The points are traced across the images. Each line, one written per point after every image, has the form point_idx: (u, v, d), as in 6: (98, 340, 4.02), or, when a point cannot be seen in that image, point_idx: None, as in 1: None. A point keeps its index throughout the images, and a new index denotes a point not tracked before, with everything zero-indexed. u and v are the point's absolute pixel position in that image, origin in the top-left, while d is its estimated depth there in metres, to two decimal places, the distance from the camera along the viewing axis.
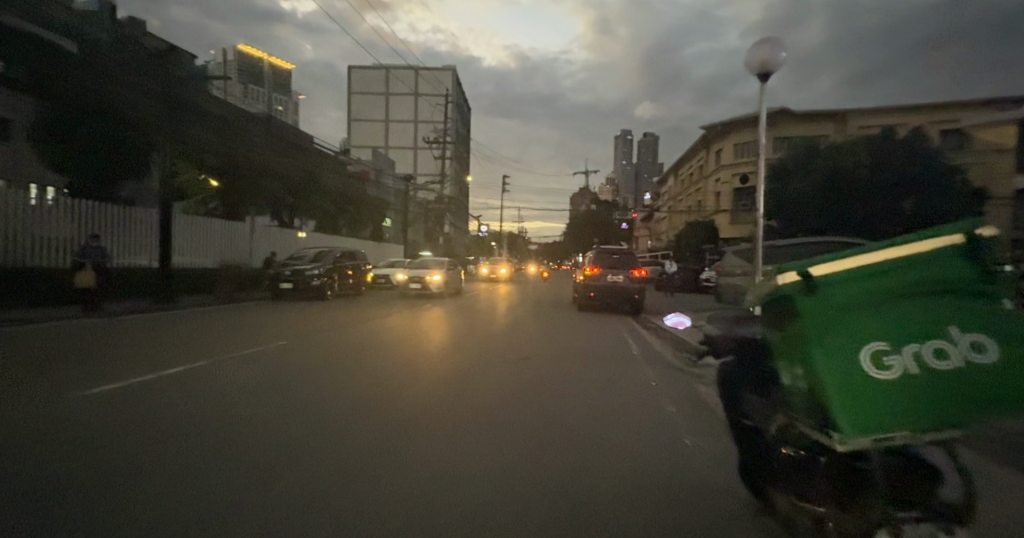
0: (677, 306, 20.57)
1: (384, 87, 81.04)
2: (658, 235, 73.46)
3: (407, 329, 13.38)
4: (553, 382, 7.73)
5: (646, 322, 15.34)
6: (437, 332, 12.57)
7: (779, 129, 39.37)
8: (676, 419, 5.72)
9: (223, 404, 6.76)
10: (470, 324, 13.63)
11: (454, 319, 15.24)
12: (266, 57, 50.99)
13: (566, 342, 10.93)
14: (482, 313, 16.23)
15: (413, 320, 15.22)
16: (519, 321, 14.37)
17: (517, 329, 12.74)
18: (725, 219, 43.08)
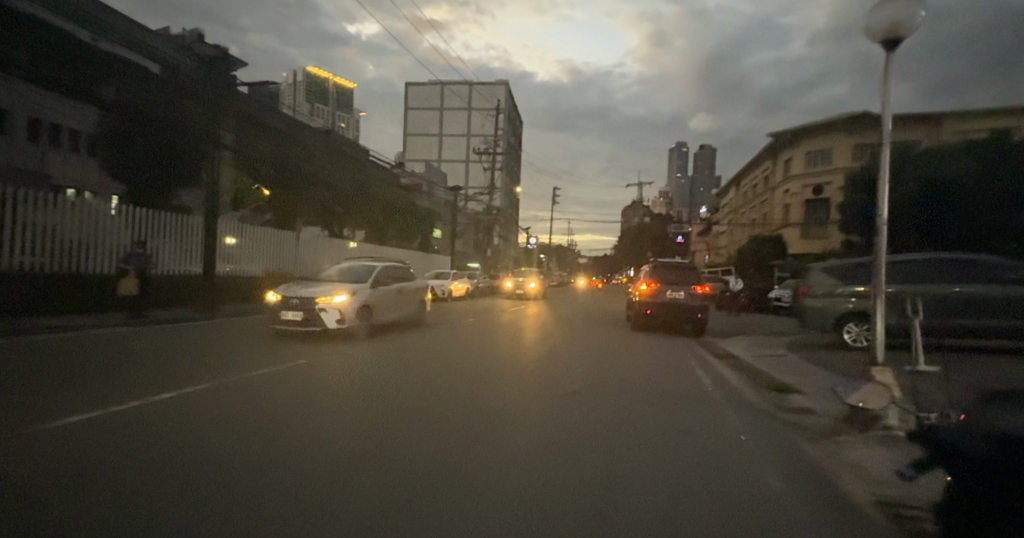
0: (744, 327, 18.61)
1: (439, 102, 82.38)
2: (718, 250, 69.78)
3: (447, 343, 12.39)
4: (617, 411, 6.41)
5: (712, 345, 13.69)
6: (479, 348, 11.52)
7: (858, 136, 36.14)
8: (777, 473, 4.33)
9: (243, 413, 5.94)
10: (515, 342, 12.50)
11: (499, 335, 14.15)
12: (330, 76, 53.04)
13: (624, 365, 9.58)
14: (529, 332, 15.04)
15: (455, 333, 14.20)
16: (569, 341, 13.13)
17: (568, 349, 11.49)
18: (794, 233, 39.91)
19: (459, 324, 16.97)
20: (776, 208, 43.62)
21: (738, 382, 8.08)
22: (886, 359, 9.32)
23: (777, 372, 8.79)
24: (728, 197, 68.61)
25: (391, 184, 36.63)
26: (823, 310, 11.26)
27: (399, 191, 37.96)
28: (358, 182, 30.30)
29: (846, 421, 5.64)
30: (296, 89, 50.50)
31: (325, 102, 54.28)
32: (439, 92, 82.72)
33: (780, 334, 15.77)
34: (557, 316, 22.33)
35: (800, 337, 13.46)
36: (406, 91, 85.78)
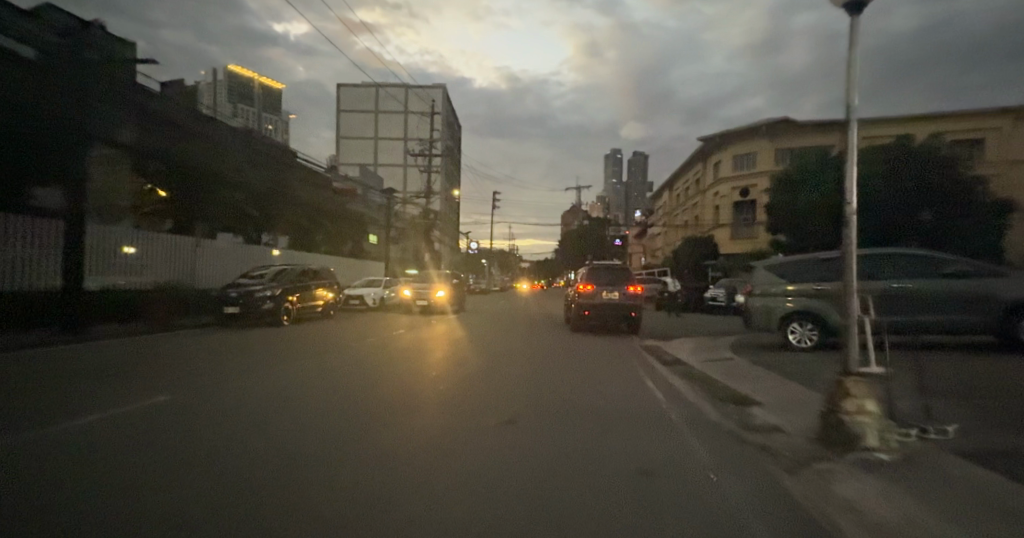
0: (683, 328, 18.42)
1: (373, 104, 79.29)
2: (653, 251, 71.71)
3: (368, 360, 10.87)
4: (559, 434, 5.42)
5: (655, 349, 13.09)
6: (404, 366, 10.08)
7: (780, 140, 37.90)
8: (759, 517, 3.43)
9: (66, 461, 4.39)
10: (446, 358, 11.16)
11: (431, 347, 12.81)
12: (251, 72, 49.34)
13: (564, 380, 8.55)
14: (466, 344, 13.78)
15: (382, 348, 12.71)
16: (508, 354, 11.96)
17: (504, 364, 10.33)
18: (725, 233, 41.31)
19: (392, 336, 15.49)
20: (707, 210, 45.00)
21: (690, 395, 7.33)
22: (833, 361, 8.99)
23: (729, 380, 8.20)
24: (661, 200, 70.72)
25: (317, 187, 34.23)
26: (767, 311, 10.89)
27: (327, 195, 35.61)
28: (278, 185, 27.87)
29: (819, 442, 4.96)
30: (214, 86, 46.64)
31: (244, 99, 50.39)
32: (373, 93, 79.65)
33: (720, 335, 15.58)
34: (495, 324, 21.29)
35: (741, 339, 13.20)
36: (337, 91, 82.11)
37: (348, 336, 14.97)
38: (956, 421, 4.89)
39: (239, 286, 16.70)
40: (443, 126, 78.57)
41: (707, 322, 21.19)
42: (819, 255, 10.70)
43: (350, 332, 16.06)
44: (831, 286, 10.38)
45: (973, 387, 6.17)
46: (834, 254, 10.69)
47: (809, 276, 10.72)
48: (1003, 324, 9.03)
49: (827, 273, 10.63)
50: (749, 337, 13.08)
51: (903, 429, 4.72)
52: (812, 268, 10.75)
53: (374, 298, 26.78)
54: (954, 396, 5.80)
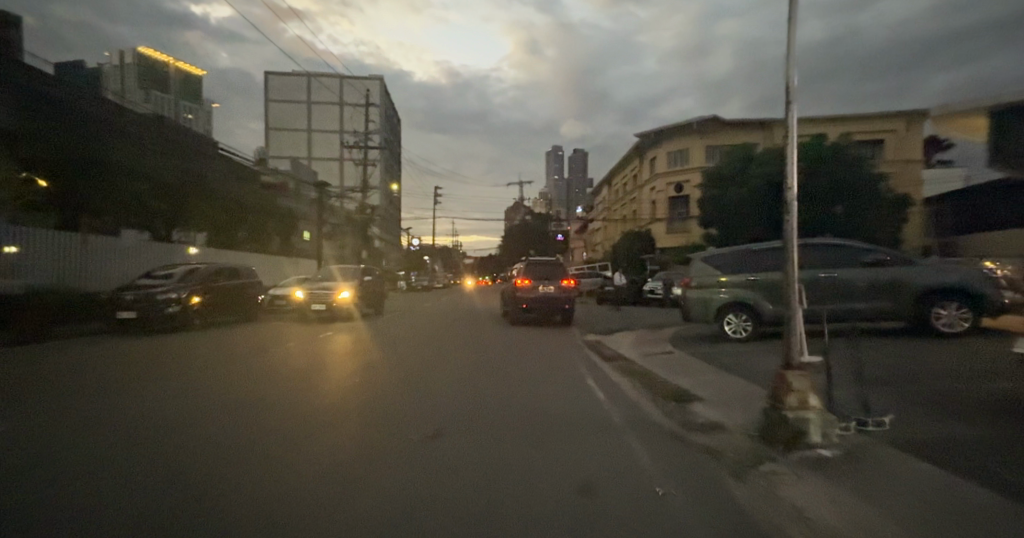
0: (623, 321, 18.50)
1: (305, 94, 75.40)
2: (594, 246, 73.06)
3: (289, 368, 9.86)
4: (492, 444, 4.92)
5: (595, 345, 12.91)
6: (327, 374, 9.17)
7: (710, 138, 39.40)
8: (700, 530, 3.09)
9: None
10: (378, 365, 10.32)
11: (364, 353, 11.92)
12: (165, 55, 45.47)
13: (502, 385, 8.01)
14: (402, 348, 13.00)
15: (309, 354, 11.68)
16: (445, 358, 11.29)
17: (441, 370, 9.65)
18: (661, 228, 42.52)
19: (322, 340, 14.45)
20: (644, 205, 46.14)
21: (630, 392, 7.08)
22: (766, 351, 9.07)
23: (668, 374, 8.06)
24: (600, 196, 72.01)
25: (241, 181, 31.86)
26: (704, 303, 10.96)
27: (252, 190, 33.26)
28: (194, 178, 25.67)
29: (760, 439, 4.77)
30: None
31: None
32: (305, 83, 75.73)
33: (659, 328, 15.73)
34: (434, 324, 20.56)
35: (678, 331, 13.32)
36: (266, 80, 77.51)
37: (272, 341, 13.81)
38: (891, 410, 4.82)
39: (136, 289, 14.97)
40: (381, 120, 76.10)
41: (646, 315, 21.52)
42: (752, 246, 10.83)
43: (274, 336, 14.86)
44: (764, 276, 10.55)
45: (897, 374, 6.26)
46: (766, 245, 10.85)
47: (743, 267, 10.85)
48: (916, 312, 9.31)
49: (759, 265, 10.76)
50: (686, 329, 13.21)
51: (842, 423, 4.58)
52: (745, 259, 10.87)
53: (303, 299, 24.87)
54: (883, 384, 5.83)
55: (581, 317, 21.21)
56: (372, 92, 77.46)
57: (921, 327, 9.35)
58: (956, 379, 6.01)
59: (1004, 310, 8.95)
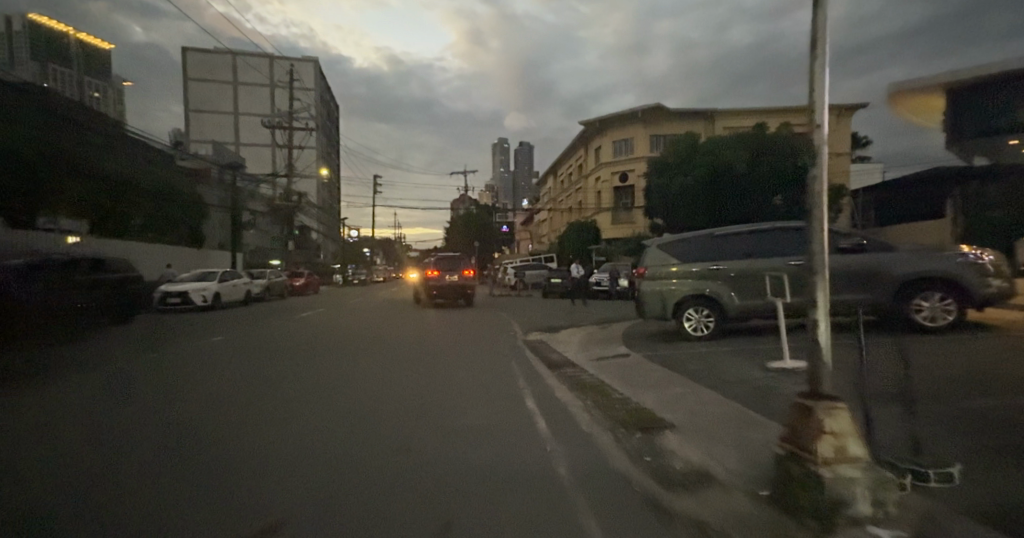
0: (572, 317, 17.04)
1: (231, 74, 69.19)
2: (540, 237, 72.03)
3: (160, 421, 7.75)
4: (380, 519, 3.11)
5: (539, 347, 11.25)
6: (208, 426, 7.18)
7: (656, 127, 38.78)
8: None
9: None
10: (281, 406, 8.39)
11: (270, 391, 9.91)
12: None
13: (426, 419, 6.34)
14: (319, 376, 11.09)
15: (198, 399, 9.53)
16: (370, 385, 9.53)
17: (358, 405, 7.88)
18: (606, 218, 41.78)
19: (223, 374, 12.22)
20: (589, 195, 45.30)
21: (580, 417, 5.49)
22: (735, 352, 7.71)
23: (626, 388, 6.53)
24: (546, 187, 71.03)
25: (138, 161, 27.91)
26: (661, 298, 9.58)
27: (154, 173, 29.31)
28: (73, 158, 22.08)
29: (773, 504, 3.19)
30: None
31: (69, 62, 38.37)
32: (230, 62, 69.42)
33: (608, 325, 14.40)
34: (363, 330, 18.31)
35: (630, 328, 11.95)
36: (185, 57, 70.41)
37: (159, 382, 11.49)
38: (962, 460, 3.33)
39: None
40: (315, 104, 71.24)
41: (593, 310, 20.34)
42: (714, 232, 9.45)
43: (161, 373, 12.49)
44: (726, 267, 9.22)
45: (910, 390, 4.99)
46: (730, 230, 9.49)
47: (703, 256, 9.48)
48: (897, 308, 8.31)
49: (727, 253, 9.36)
50: (639, 327, 11.87)
51: (905, 481, 3.03)
52: (706, 247, 9.49)
53: (203, 295, 20.63)
54: (902, 408, 4.50)
55: (525, 312, 19.67)
56: (306, 74, 72.36)
57: (901, 324, 8.37)
58: (978, 396, 4.79)
59: (988, 303, 8.02)
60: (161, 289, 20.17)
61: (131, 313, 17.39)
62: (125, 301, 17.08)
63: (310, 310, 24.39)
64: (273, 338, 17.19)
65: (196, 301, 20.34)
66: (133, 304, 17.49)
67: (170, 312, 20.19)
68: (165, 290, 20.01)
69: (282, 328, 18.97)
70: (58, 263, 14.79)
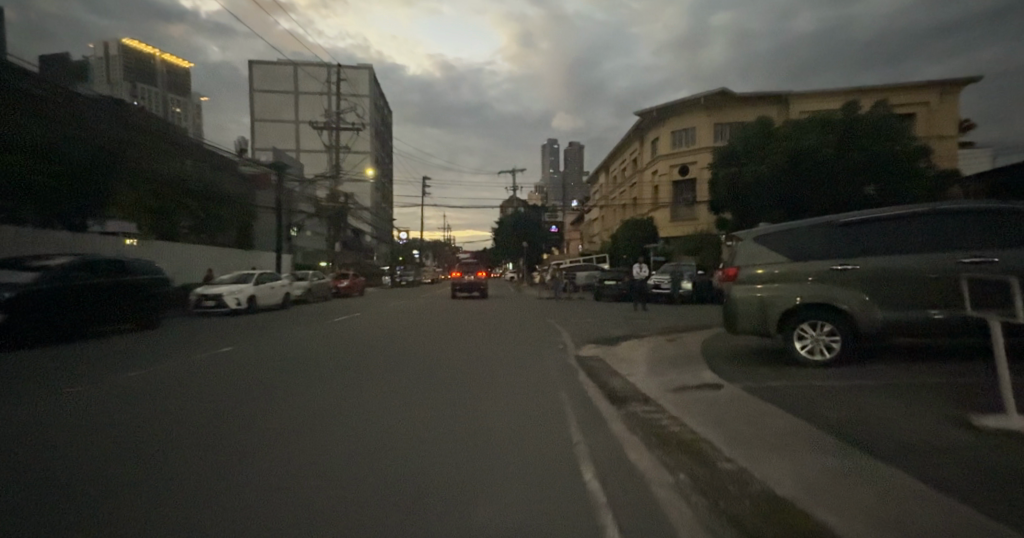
0: (631, 326, 14.81)
1: (292, 84, 71.28)
2: (591, 237, 69.31)
3: (150, 436, 6.54)
4: None
5: (596, 365, 9.11)
6: (195, 445, 5.87)
7: (721, 114, 35.44)
8: None
9: None
10: (290, 423, 6.99)
11: (289, 402, 8.64)
12: (159, 50, 36.86)
13: (451, 461, 4.64)
14: (348, 386, 9.74)
15: (209, 410, 8.37)
16: (398, 400, 8.01)
17: (376, 428, 6.32)
18: (664, 215, 38.76)
19: (251, 381, 11.17)
20: (645, 191, 42.40)
21: (671, 504, 3.38)
22: (894, 392, 5.26)
23: (731, 449, 4.36)
24: (597, 184, 68.22)
25: (189, 163, 27.93)
26: (761, 307, 7.18)
27: (204, 175, 29.36)
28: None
29: None
30: (138, 74, 35.54)
31: (181, 91, 40.51)
32: (292, 72, 71.49)
33: (677, 336, 12.12)
34: (402, 337, 16.94)
35: (706, 345, 9.63)
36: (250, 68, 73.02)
37: (181, 390, 10.51)
38: None
39: None
40: (369, 110, 72.04)
41: (654, 317, 17.99)
42: (835, 220, 7.05)
43: (182, 380, 11.48)
44: (860, 265, 6.78)
45: None
46: (857, 216, 7.06)
47: (822, 251, 7.06)
48: None
49: (856, 246, 6.91)
50: (719, 344, 9.54)
51: None
52: (823, 240, 7.07)
53: (238, 298, 19.65)
54: None
55: (576, 319, 17.55)
56: (361, 82, 73.32)
57: None
58: None
59: None
60: (197, 291, 19.40)
61: (156, 318, 16.46)
62: (151, 306, 16.16)
63: (349, 313, 23.36)
64: (303, 344, 16.02)
65: (231, 305, 19.36)
66: (160, 308, 16.57)
67: (206, 315, 19.40)
68: (201, 293, 19.21)
69: (316, 334, 17.82)
70: (63, 276, 13.45)
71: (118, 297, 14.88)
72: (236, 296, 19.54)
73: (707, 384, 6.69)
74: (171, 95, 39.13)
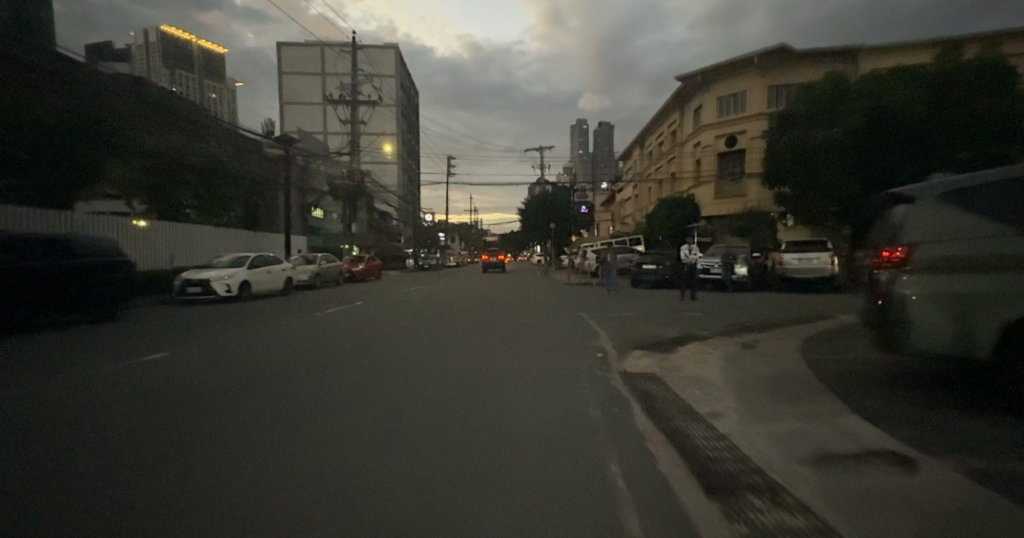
0: (686, 324, 11.97)
1: (320, 65, 69.36)
2: (623, 218, 65.54)
3: (70, 442, 5.12)
4: None
5: (653, 389, 6.29)
6: (108, 458, 4.39)
7: (777, 77, 31.52)
8: None
9: None
10: (251, 434, 5.40)
11: (272, 401, 7.16)
12: (197, 37, 35.08)
13: (428, 532, 2.76)
14: (349, 384, 8.13)
15: (178, 407, 6.96)
16: (397, 410, 6.29)
17: (347, 452, 4.59)
18: (707, 191, 35.10)
19: (245, 372, 9.74)
20: (685, 166, 38.69)
21: None
22: None
23: None
24: (630, 162, 64.30)
25: (198, 138, 26.12)
26: (955, 311, 4.46)
27: (214, 150, 27.63)
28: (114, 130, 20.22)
29: None
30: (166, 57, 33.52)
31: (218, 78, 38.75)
32: (320, 53, 69.49)
33: (755, 341, 9.21)
34: (411, 329, 14.56)
35: (818, 365, 6.62)
36: (278, 50, 71.35)
37: (146, 384, 8.74)
38: None
39: None
40: (398, 91, 69.55)
41: (711, 309, 15.02)
42: None
43: (143, 372, 9.61)
44: None
45: None
46: None
47: None
48: None
49: None
50: (838, 365, 6.53)
51: None
52: None
53: (228, 284, 17.44)
54: None
55: (614, 312, 14.67)
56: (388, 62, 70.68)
57: None
58: None
59: None
60: (182, 276, 17.28)
61: (116, 308, 14.28)
62: (108, 293, 13.97)
63: (357, 300, 21.08)
64: (294, 336, 13.81)
65: (220, 292, 17.17)
66: (121, 295, 14.38)
67: (193, 303, 17.26)
68: (186, 278, 17.07)
69: (311, 324, 15.56)
70: None
71: (70, 283, 12.87)
72: (225, 282, 17.31)
73: (872, 444, 3.91)
74: (207, 81, 37.44)
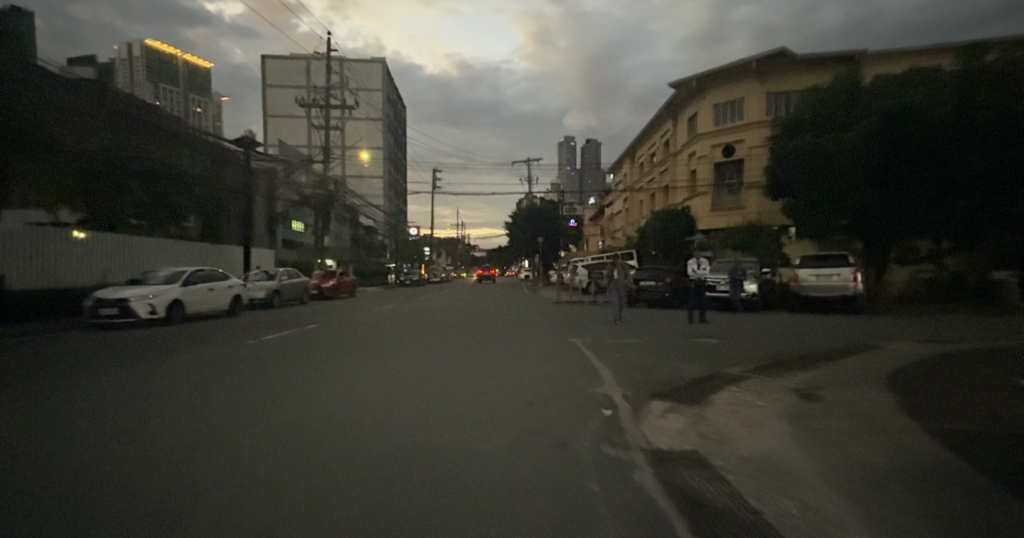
0: (711, 358, 9.50)
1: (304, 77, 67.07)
2: (612, 233, 63.46)
3: None
4: None
5: (706, 490, 3.83)
6: None
7: (776, 84, 29.97)
8: None
9: None
10: (106, 480, 3.78)
11: (166, 436, 5.49)
12: (182, 50, 32.45)
13: None
14: (283, 418, 6.46)
15: (27, 443, 5.20)
16: (313, 459, 4.59)
17: (190, 518, 2.90)
18: (703, 203, 33.05)
19: (158, 400, 7.83)
20: (679, 177, 36.77)
21: None
22: None
23: None
24: (620, 176, 62.62)
25: (155, 141, 23.24)
26: None
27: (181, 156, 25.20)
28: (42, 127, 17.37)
29: None
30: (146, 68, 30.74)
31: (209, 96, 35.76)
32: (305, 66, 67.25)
33: (814, 390, 6.73)
34: (372, 359, 12.09)
35: (952, 448, 4.19)
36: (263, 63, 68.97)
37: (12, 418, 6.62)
38: None
39: None
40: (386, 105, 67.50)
41: (731, 335, 12.58)
42: None
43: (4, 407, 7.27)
44: None
45: None
46: None
47: None
48: None
49: None
50: (994, 453, 4.07)
51: None
52: None
53: (152, 305, 14.61)
54: None
55: (614, 341, 12.16)
56: (375, 78, 68.77)
57: None
58: None
59: None
60: (95, 295, 14.43)
61: None
62: None
63: (314, 323, 18.28)
64: (232, 362, 11.48)
65: (140, 313, 14.33)
66: None
67: (107, 327, 14.41)
68: (99, 296, 14.23)
69: (255, 350, 13.10)
70: None
71: None
72: (149, 304, 14.48)
73: None
74: (192, 95, 34.55)
